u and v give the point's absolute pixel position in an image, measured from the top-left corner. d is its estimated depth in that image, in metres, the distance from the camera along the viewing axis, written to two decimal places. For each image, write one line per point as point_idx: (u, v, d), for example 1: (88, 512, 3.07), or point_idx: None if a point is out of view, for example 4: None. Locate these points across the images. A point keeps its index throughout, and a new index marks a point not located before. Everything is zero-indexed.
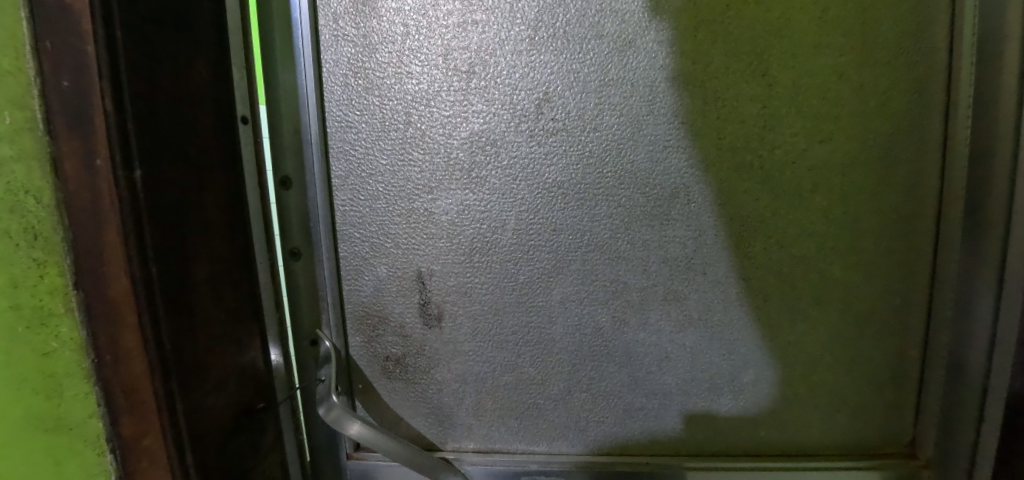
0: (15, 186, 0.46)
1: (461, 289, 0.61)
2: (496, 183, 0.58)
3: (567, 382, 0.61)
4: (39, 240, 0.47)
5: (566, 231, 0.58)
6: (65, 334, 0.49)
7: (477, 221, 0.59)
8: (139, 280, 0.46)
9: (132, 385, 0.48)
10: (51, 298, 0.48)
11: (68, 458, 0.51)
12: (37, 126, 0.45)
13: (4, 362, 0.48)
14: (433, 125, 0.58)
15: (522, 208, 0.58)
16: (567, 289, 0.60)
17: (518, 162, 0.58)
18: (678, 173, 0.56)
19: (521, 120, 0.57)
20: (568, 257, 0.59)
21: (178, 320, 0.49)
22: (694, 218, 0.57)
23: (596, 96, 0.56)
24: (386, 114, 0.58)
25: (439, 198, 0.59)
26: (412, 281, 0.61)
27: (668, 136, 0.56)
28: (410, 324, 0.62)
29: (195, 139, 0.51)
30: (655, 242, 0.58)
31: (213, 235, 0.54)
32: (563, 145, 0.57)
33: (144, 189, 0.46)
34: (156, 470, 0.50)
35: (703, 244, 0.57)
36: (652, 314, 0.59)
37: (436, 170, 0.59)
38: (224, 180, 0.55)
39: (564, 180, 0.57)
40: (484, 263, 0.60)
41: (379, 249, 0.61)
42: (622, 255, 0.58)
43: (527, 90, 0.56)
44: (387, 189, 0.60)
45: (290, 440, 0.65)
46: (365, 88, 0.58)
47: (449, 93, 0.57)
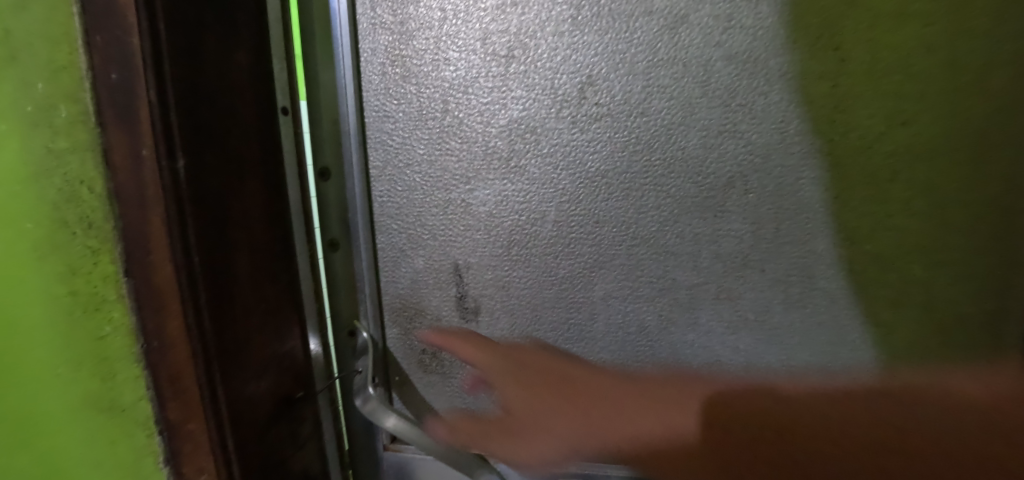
0: (72, 177, 0.48)
1: (500, 282, 0.59)
2: (536, 173, 0.56)
3: None
4: (93, 229, 0.49)
5: (610, 223, 0.55)
6: (116, 319, 0.51)
7: (516, 212, 0.57)
8: (183, 267, 0.47)
9: (177, 371, 0.49)
10: (105, 284, 0.50)
11: (126, 436, 0.54)
12: (89, 119, 0.46)
13: (67, 345, 0.52)
14: (471, 112, 0.56)
15: (563, 198, 0.55)
16: (610, 285, 0.56)
17: (559, 151, 0.55)
18: (734, 161, 0.51)
19: (562, 106, 0.54)
20: (612, 251, 0.56)
21: (221, 308, 0.50)
22: (750, 209, 0.52)
23: (644, 79, 0.52)
24: (423, 102, 0.57)
25: (477, 189, 0.57)
26: (449, 274, 0.60)
27: (724, 121, 0.51)
28: (447, 317, 0.61)
29: (237, 129, 0.52)
30: (705, 235, 0.53)
31: (255, 225, 0.54)
32: (608, 132, 0.53)
33: (187, 179, 0.46)
34: (200, 455, 0.51)
35: (759, 239, 0.52)
36: (701, 312, 0.55)
37: (474, 159, 0.57)
38: (265, 171, 0.55)
39: (609, 168, 0.54)
40: (524, 256, 0.58)
41: (416, 241, 0.60)
42: (671, 250, 0.54)
43: (569, 74, 0.53)
44: (424, 180, 0.59)
45: (329, 429, 0.65)
46: (402, 76, 0.57)
47: (487, 79, 0.55)
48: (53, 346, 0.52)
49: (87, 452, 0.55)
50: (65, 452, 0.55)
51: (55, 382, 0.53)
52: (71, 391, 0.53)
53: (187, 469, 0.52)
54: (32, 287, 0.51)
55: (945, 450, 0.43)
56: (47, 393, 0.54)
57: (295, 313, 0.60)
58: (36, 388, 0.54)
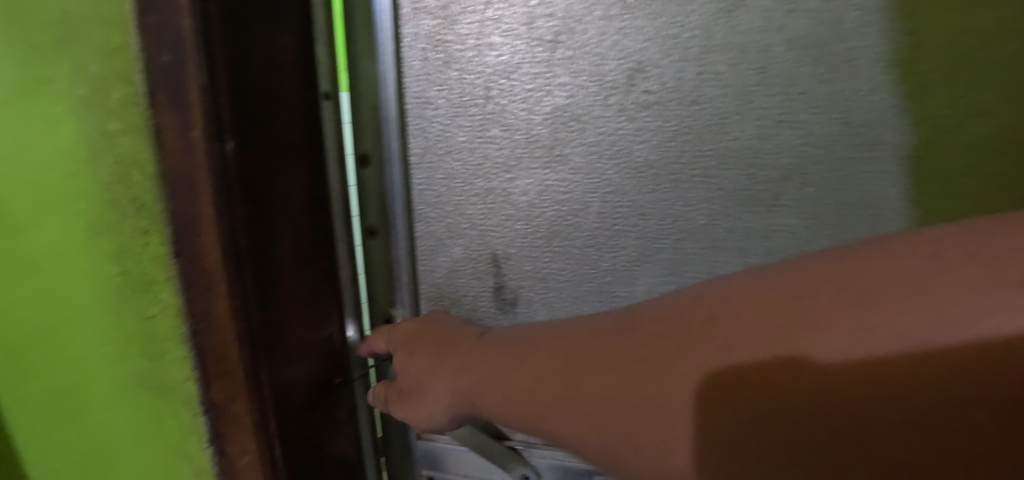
0: (125, 158, 0.49)
1: (539, 275, 0.58)
2: (580, 162, 0.54)
3: None
4: (143, 210, 0.50)
5: (656, 215, 0.53)
6: (165, 300, 0.52)
7: (558, 203, 0.55)
8: (229, 250, 0.46)
9: (222, 353, 0.49)
10: (154, 265, 0.52)
11: (176, 410, 0.56)
12: (141, 101, 0.47)
13: (126, 321, 0.56)
14: (513, 99, 0.55)
15: (607, 189, 0.54)
16: (653, 280, 0.54)
17: (606, 140, 0.53)
18: (791, 152, 0.49)
19: (609, 94, 0.52)
20: (657, 244, 0.54)
21: (264, 292, 0.50)
22: (807, 203, 0.49)
23: (697, 65, 0.49)
24: (465, 88, 0.56)
25: (519, 178, 0.56)
26: (487, 264, 0.59)
27: (783, 110, 0.48)
28: (484, 308, 0.60)
29: (281, 113, 0.51)
30: (758, 230, 0.51)
31: (297, 210, 0.54)
32: (657, 121, 0.51)
33: (235, 161, 0.46)
34: (242, 436, 0.51)
35: (817, 235, 0.50)
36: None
37: (516, 147, 0.56)
38: (308, 156, 0.55)
39: (657, 159, 0.52)
40: (564, 247, 0.56)
41: (454, 229, 0.60)
42: (720, 245, 0.52)
43: (617, 60, 0.51)
44: (462, 167, 0.58)
45: (364, 417, 0.65)
46: (444, 62, 0.56)
47: (532, 65, 0.53)
48: (119, 317, 0.56)
49: (144, 420, 0.59)
50: (129, 416, 0.60)
51: (119, 354, 0.58)
52: (136, 359, 0.57)
53: (231, 449, 0.52)
54: (97, 265, 0.55)
55: (959, 381, 0.24)
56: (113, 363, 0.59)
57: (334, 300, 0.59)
58: (108, 352, 0.59)
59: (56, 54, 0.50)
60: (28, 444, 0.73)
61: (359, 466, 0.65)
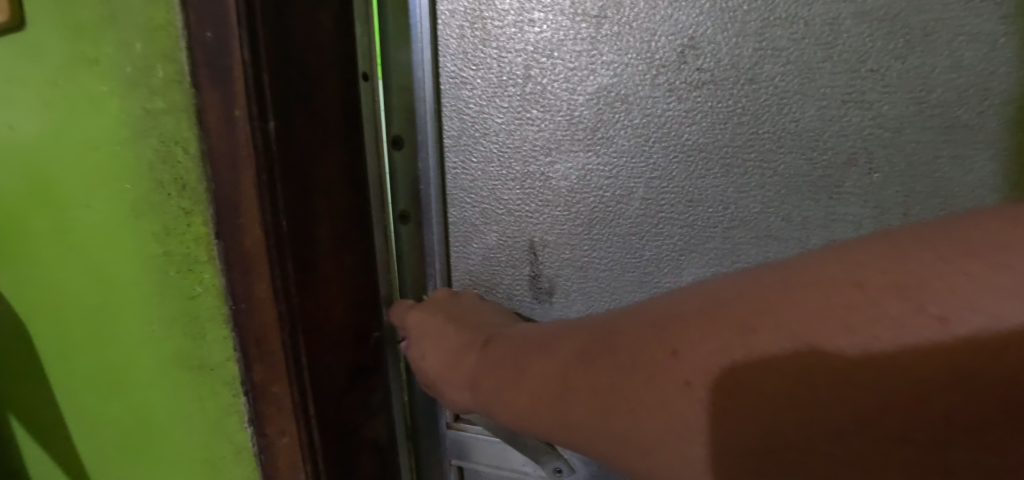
0: (168, 138, 0.49)
1: (578, 263, 0.56)
2: (624, 145, 0.52)
3: None
4: (186, 190, 0.50)
5: (705, 202, 0.50)
6: (207, 280, 0.53)
7: (600, 188, 0.53)
8: (271, 229, 0.47)
9: (263, 334, 0.50)
10: (197, 245, 0.52)
11: (217, 390, 0.57)
12: (183, 79, 0.47)
13: (168, 300, 0.56)
14: (555, 79, 0.52)
15: (653, 174, 0.51)
16: (700, 271, 0.52)
17: (652, 121, 0.50)
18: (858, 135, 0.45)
19: (658, 72, 0.49)
20: (705, 233, 0.51)
21: (304, 275, 0.50)
22: (875, 190, 0.46)
23: (756, 40, 0.46)
24: (505, 67, 0.54)
25: (558, 161, 0.54)
26: (524, 251, 0.58)
27: (852, 89, 0.45)
28: (519, 296, 0.59)
29: (322, 93, 0.50)
30: (818, 220, 0.48)
31: (337, 193, 0.53)
32: (709, 101, 0.48)
33: (277, 140, 0.46)
34: (282, 416, 0.52)
35: (883, 224, 0.46)
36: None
37: (557, 129, 0.53)
38: (347, 138, 0.53)
39: (707, 141, 0.49)
40: (605, 235, 0.54)
41: (489, 216, 0.58)
42: (774, 235, 0.49)
43: (668, 35, 0.48)
44: (499, 151, 0.56)
45: (396, 405, 0.64)
46: (482, 40, 0.54)
47: (576, 42, 0.51)
48: (163, 297, 0.57)
49: (186, 398, 0.60)
50: (172, 393, 0.62)
51: (162, 332, 0.59)
52: (179, 339, 0.58)
53: (270, 430, 0.54)
54: (140, 243, 0.56)
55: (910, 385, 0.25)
56: (157, 341, 0.60)
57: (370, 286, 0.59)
58: (154, 331, 0.60)
59: (102, 34, 0.50)
60: (77, 418, 0.75)
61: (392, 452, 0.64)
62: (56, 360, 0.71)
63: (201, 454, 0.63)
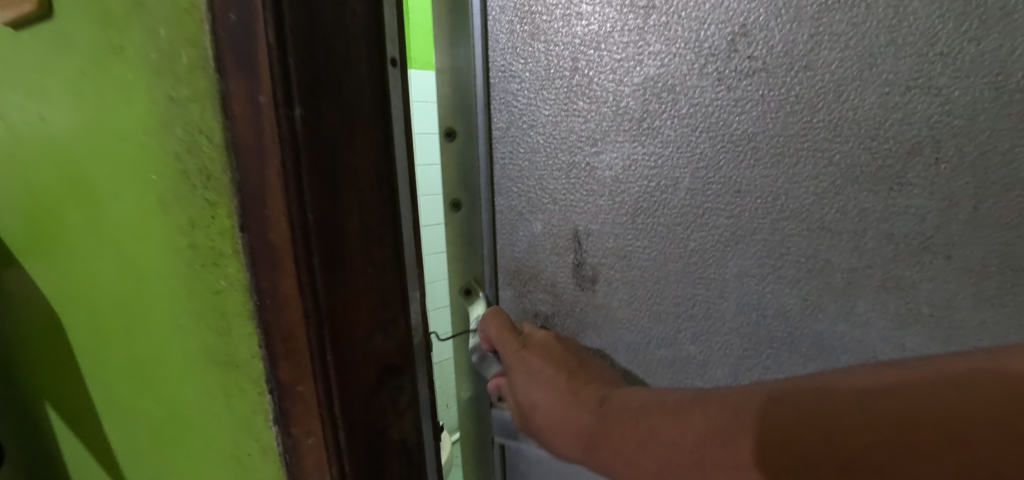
0: (193, 127, 0.48)
1: (619, 252, 0.57)
2: (671, 134, 0.52)
3: (734, 368, 0.54)
4: (211, 181, 0.49)
5: (753, 193, 0.49)
6: (232, 275, 0.52)
7: (644, 178, 0.54)
8: (297, 224, 0.46)
9: (289, 331, 0.50)
10: (222, 238, 0.51)
11: (244, 387, 0.56)
12: (208, 65, 0.46)
13: (195, 294, 0.56)
14: (602, 71, 0.53)
15: (699, 163, 0.51)
16: (746, 262, 0.51)
17: (700, 110, 0.50)
18: (923, 121, 0.43)
19: (708, 61, 0.49)
20: (753, 225, 0.50)
21: (330, 267, 0.49)
22: (942, 183, 0.43)
23: (813, 26, 0.45)
24: (552, 61, 0.55)
25: (603, 151, 0.55)
26: (568, 239, 0.60)
27: (919, 76, 0.42)
28: (562, 283, 0.61)
29: (351, 80, 0.48)
30: (877, 213, 0.46)
31: (365, 184, 0.51)
32: (760, 90, 0.47)
33: (303, 129, 0.45)
34: (309, 415, 0.52)
35: (951, 219, 0.43)
36: (861, 300, 0.48)
37: (602, 119, 0.54)
38: (375, 128, 0.51)
39: (758, 131, 0.48)
40: (648, 224, 0.55)
41: (536, 205, 0.60)
42: (828, 227, 0.47)
43: (718, 24, 0.48)
44: (545, 141, 0.58)
45: (425, 402, 0.61)
46: (530, 34, 0.56)
47: (623, 34, 0.52)
48: (190, 292, 0.56)
49: (213, 393, 0.60)
50: (199, 387, 0.61)
51: (189, 326, 0.58)
52: (206, 334, 0.57)
53: (296, 430, 0.54)
54: (166, 235, 0.55)
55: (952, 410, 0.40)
56: (185, 335, 0.59)
57: (399, 284, 0.56)
58: (182, 325, 0.59)
59: (130, 22, 0.50)
60: (120, 405, 0.77)
61: (420, 456, 0.61)
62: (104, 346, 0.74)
63: (227, 451, 0.62)
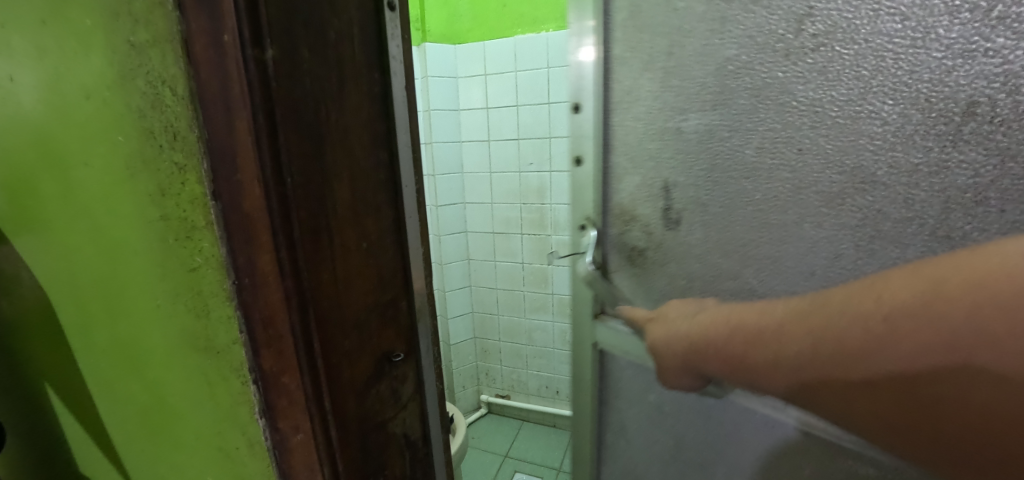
0: (155, 78, 0.42)
1: (700, 200, 0.63)
2: (744, 104, 0.56)
3: (788, 302, 0.57)
4: (177, 140, 0.43)
5: (813, 151, 0.52)
6: (206, 250, 0.45)
7: (722, 139, 0.59)
8: (273, 190, 0.40)
9: (270, 314, 0.43)
10: (193, 209, 0.44)
11: (226, 376, 0.50)
12: (166, 2, 0.39)
13: (171, 272, 0.49)
14: (692, 52, 0.60)
15: (766, 129, 0.55)
16: (806, 209, 0.54)
17: (768, 83, 0.54)
18: (967, 84, 0.42)
19: (776, 40, 0.53)
20: (812, 178, 0.52)
21: (317, 241, 0.43)
22: (995, 134, 0.41)
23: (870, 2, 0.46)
24: (655, 44, 0.64)
25: (690, 117, 0.61)
26: (658, 189, 0.67)
27: (972, 39, 0.41)
28: (654, 223, 0.69)
29: (337, 20, 0.42)
30: (926, 167, 0.45)
31: (355, 144, 0.44)
32: (823, 62, 0.50)
33: (277, 76, 0.38)
34: (295, 410, 0.46)
35: (1003, 172, 0.41)
36: (911, 248, 0.47)
37: (690, 93, 0.61)
38: (370, 82, 0.45)
39: (820, 100, 0.50)
40: (724, 177, 0.60)
41: (634, 160, 0.69)
42: (880, 181, 0.48)
43: (788, 6, 0.52)
44: (648, 114, 0.66)
45: (432, 392, 0.55)
46: (636, 27, 0.65)
47: (711, 18, 0.58)
48: (165, 270, 0.50)
49: (196, 381, 0.54)
50: (183, 375, 0.55)
51: (167, 307, 0.52)
52: (185, 316, 0.51)
53: (283, 424, 0.47)
54: (135, 204, 0.49)
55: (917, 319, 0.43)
56: (164, 317, 0.53)
57: (400, 260, 0.50)
58: (160, 307, 0.53)
59: None
60: (105, 391, 0.71)
61: (425, 450, 0.56)
62: (82, 331, 0.67)
63: (217, 443, 0.57)
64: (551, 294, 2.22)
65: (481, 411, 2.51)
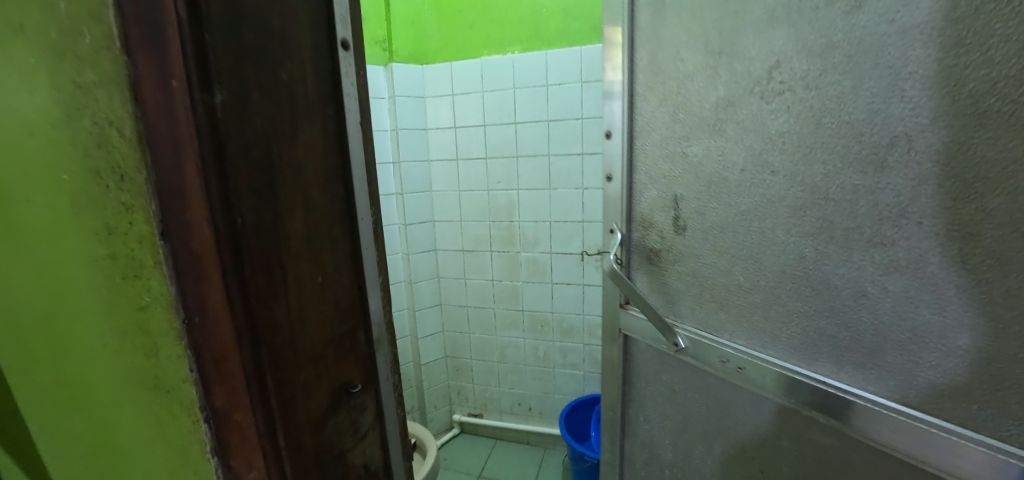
0: (101, 118, 0.41)
1: (699, 211, 0.77)
2: (732, 133, 0.71)
3: (766, 295, 0.70)
4: (125, 181, 0.42)
5: (783, 173, 0.65)
6: (155, 289, 0.45)
7: (716, 162, 0.73)
8: (222, 229, 0.39)
9: (221, 353, 0.43)
10: (141, 248, 0.44)
11: (177, 414, 0.49)
12: (114, 45, 0.39)
13: (118, 310, 0.48)
14: (693, 94, 0.75)
15: (750, 153, 0.69)
16: (777, 219, 0.67)
17: (749, 117, 0.68)
18: (900, 118, 0.54)
19: (755, 84, 0.67)
20: (783, 194, 0.66)
21: (269, 278, 0.43)
22: (913, 164, 0.53)
23: (821, 61, 0.60)
24: (664, 88, 0.80)
25: (692, 145, 0.77)
26: (670, 201, 0.82)
27: (892, 88, 0.54)
28: (665, 227, 0.83)
29: (289, 61, 0.42)
30: (863, 186, 0.58)
31: (310, 182, 0.45)
32: (789, 103, 0.64)
33: (227, 117, 0.39)
34: (248, 448, 0.45)
35: (919, 190, 0.53)
36: (854, 252, 0.60)
37: (690, 125, 0.76)
38: (324, 118, 0.45)
39: (787, 129, 0.64)
40: (717, 191, 0.74)
41: (651, 179, 0.85)
42: (830, 197, 0.61)
43: (762, 60, 0.66)
44: (662, 140, 0.81)
45: (392, 419, 0.55)
46: (650, 67, 0.82)
47: (705, 69, 0.73)
48: (112, 308, 0.49)
49: (146, 420, 0.53)
50: (132, 414, 0.53)
51: (112, 346, 0.50)
52: (133, 354, 0.50)
53: (236, 463, 0.46)
54: (78, 242, 0.47)
55: None
56: (110, 356, 0.52)
57: (357, 290, 0.50)
58: (106, 346, 0.51)
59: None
60: (46, 434, 0.67)
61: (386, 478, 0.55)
62: (16, 374, 0.63)
63: None
64: (521, 311, 2.23)
65: (453, 431, 2.48)
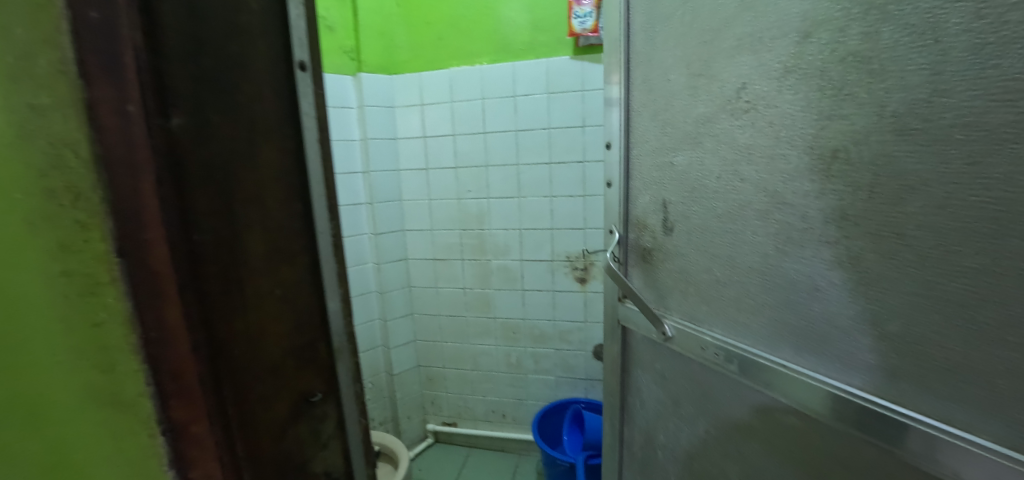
0: (56, 139, 0.42)
1: (682, 213, 0.81)
2: (709, 146, 0.75)
3: (738, 289, 0.74)
4: (80, 200, 0.43)
5: (750, 182, 0.69)
6: (110, 305, 0.46)
7: (699, 170, 0.77)
8: (180, 246, 0.41)
9: (178, 367, 0.43)
10: (97, 266, 0.45)
11: (134, 429, 0.50)
12: (70, 69, 0.41)
13: (68, 328, 0.48)
14: (677, 110, 0.80)
15: (726, 164, 0.73)
16: (749, 221, 0.70)
17: (722, 132, 0.72)
18: (835, 132, 0.59)
19: (727, 104, 0.71)
20: (750, 199, 0.70)
21: (226, 292, 0.44)
22: (847, 172, 0.58)
23: (778, 82, 0.64)
24: (655, 101, 0.85)
25: (677, 155, 0.81)
26: (659, 204, 0.86)
27: (834, 108, 0.58)
28: (655, 226, 0.88)
29: (246, 83, 0.44)
30: (810, 190, 0.62)
31: (269, 197, 0.46)
32: (755, 121, 0.68)
33: (185, 139, 0.40)
34: (205, 460, 0.45)
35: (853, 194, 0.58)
36: (806, 248, 0.64)
37: (676, 138, 0.81)
38: (282, 137, 0.47)
39: (751, 141, 0.69)
40: (697, 195, 0.78)
41: (643, 185, 0.90)
42: (789, 201, 0.65)
43: (732, 82, 0.70)
44: (652, 150, 0.86)
45: (353, 426, 0.56)
46: (643, 84, 0.87)
47: (688, 89, 0.78)
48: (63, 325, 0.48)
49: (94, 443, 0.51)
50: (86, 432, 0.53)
51: (50, 371, 0.48)
52: (86, 372, 0.49)
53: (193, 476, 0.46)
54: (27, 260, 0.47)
55: None
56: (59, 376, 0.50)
57: (317, 302, 0.51)
58: None
59: None
60: None
61: None
62: None
63: None
64: (495, 317, 2.24)
65: (427, 440, 2.48)
